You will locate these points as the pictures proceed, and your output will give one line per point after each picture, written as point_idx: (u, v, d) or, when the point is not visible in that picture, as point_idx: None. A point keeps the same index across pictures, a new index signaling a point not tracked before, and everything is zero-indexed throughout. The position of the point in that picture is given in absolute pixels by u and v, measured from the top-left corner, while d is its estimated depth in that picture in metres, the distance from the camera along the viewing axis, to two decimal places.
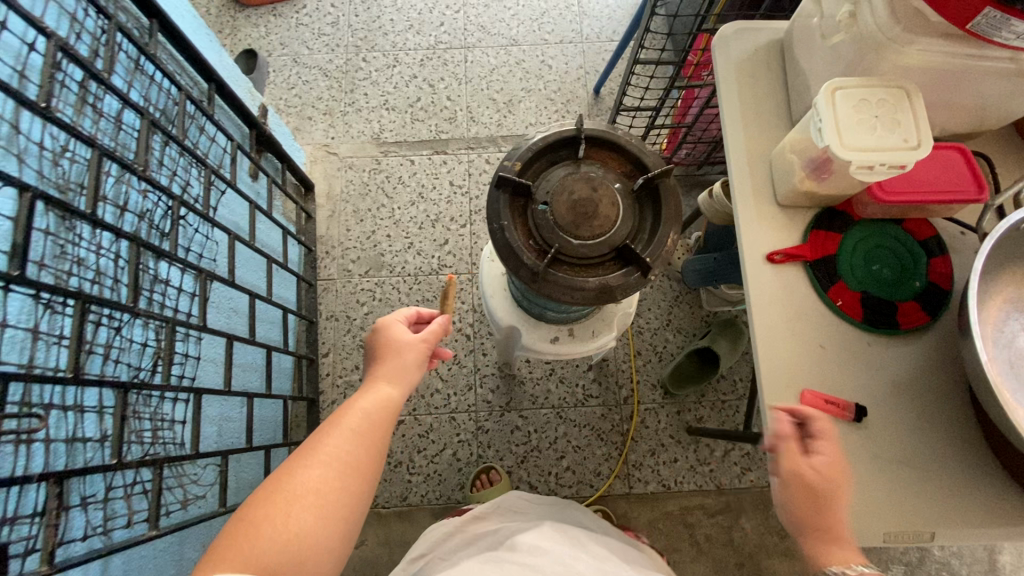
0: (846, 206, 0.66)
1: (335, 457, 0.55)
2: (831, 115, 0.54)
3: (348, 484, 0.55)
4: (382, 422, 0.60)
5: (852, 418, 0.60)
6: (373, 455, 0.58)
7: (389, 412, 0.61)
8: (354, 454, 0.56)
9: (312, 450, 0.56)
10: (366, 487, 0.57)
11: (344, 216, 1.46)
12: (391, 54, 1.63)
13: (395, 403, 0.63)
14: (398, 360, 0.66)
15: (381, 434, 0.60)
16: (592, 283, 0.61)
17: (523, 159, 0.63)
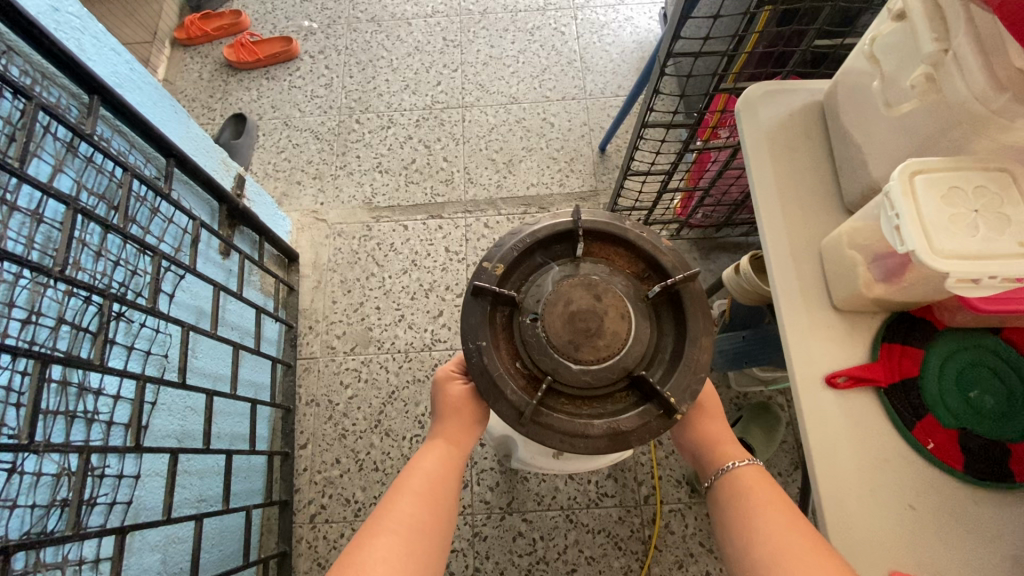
0: (924, 312, 0.51)
1: (407, 522, 0.53)
2: (913, 208, 0.41)
3: (421, 548, 0.52)
4: (446, 483, 0.58)
5: None
6: (441, 516, 0.55)
7: (450, 473, 0.59)
8: (423, 516, 0.54)
9: (378, 519, 0.53)
10: (438, 550, 0.53)
11: (330, 287, 1.35)
12: (386, 115, 1.55)
13: (453, 464, 0.60)
14: (457, 419, 0.63)
15: (447, 494, 0.57)
16: (600, 425, 0.46)
17: (507, 260, 0.50)
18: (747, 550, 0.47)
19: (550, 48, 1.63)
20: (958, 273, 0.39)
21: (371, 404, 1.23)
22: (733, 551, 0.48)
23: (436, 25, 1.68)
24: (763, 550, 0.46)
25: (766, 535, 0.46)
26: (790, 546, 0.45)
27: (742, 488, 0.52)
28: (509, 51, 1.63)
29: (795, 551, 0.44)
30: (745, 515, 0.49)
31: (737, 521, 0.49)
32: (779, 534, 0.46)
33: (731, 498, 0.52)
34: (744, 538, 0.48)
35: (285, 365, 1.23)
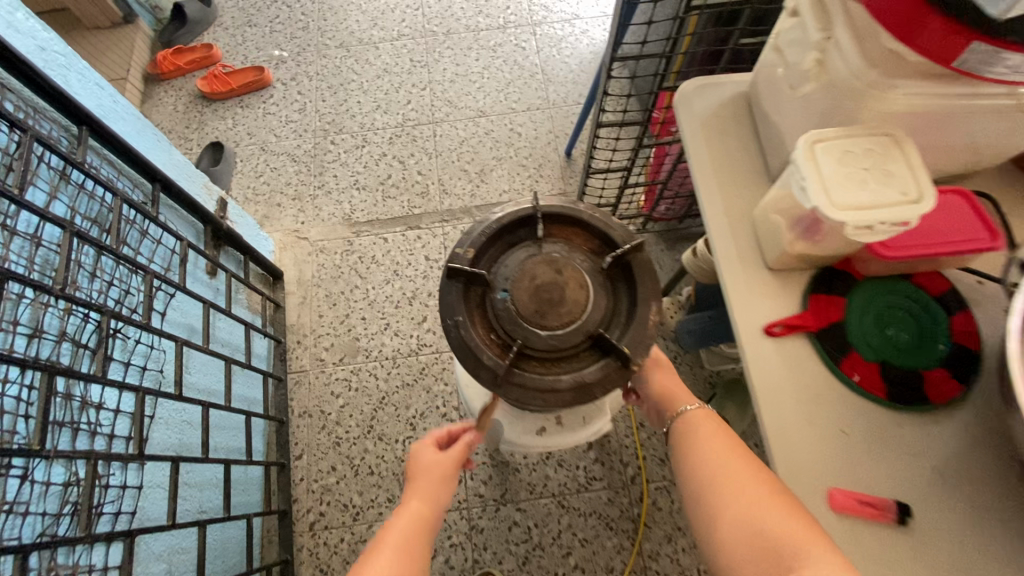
0: (846, 265, 0.58)
1: (387, 572, 0.55)
2: (814, 171, 0.48)
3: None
4: (425, 529, 0.61)
5: (895, 519, 0.49)
6: (421, 559, 0.58)
7: (423, 533, 0.60)
8: (403, 564, 0.56)
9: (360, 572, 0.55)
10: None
11: (315, 302, 1.39)
12: (360, 135, 1.62)
13: (428, 524, 0.62)
14: (430, 480, 0.65)
15: (417, 554, 0.59)
16: (566, 381, 0.52)
17: (476, 245, 0.56)
18: (710, 486, 0.52)
19: (513, 64, 1.72)
20: (854, 222, 0.46)
21: (362, 411, 1.27)
22: (696, 488, 0.54)
23: (402, 48, 1.77)
24: (725, 487, 0.51)
25: (733, 475, 0.52)
26: (758, 486, 0.50)
27: (704, 437, 0.57)
28: (473, 68, 1.72)
29: (760, 492, 0.49)
30: (712, 459, 0.54)
31: (699, 463, 0.55)
32: (747, 477, 0.51)
33: (694, 442, 0.57)
34: (709, 475, 0.53)
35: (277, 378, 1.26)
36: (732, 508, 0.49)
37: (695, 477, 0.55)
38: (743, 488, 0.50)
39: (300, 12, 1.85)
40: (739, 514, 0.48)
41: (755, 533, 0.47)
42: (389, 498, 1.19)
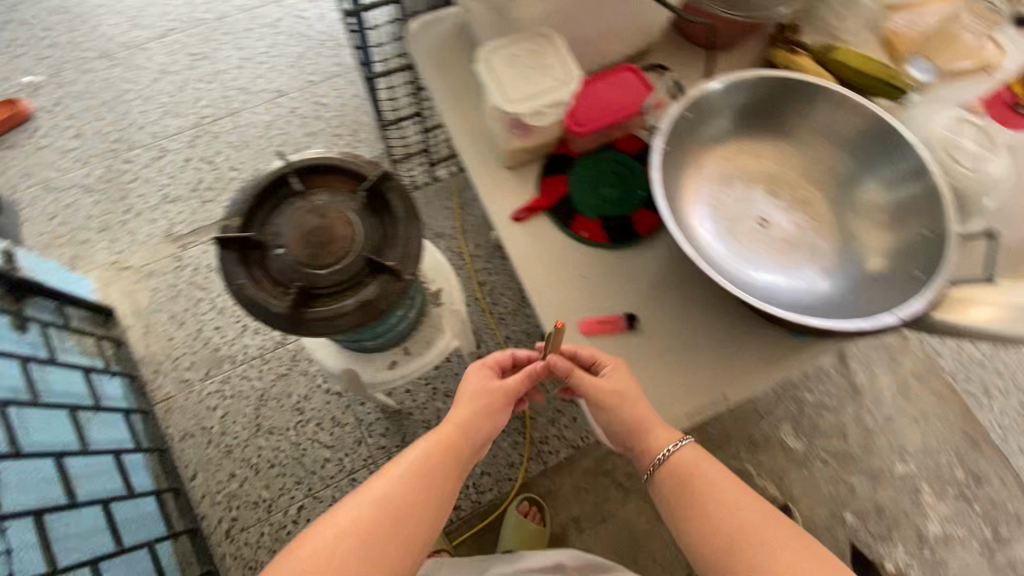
0: (565, 148, 0.72)
1: (393, 486, 0.60)
2: (490, 78, 0.59)
3: (378, 539, 0.57)
4: (435, 478, 0.62)
5: (625, 323, 0.65)
6: (416, 510, 0.59)
7: (448, 456, 0.64)
8: (412, 484, 0.61)
9: (346, 504, 0.59)
10: (404, 544, 0.58)
11: (161, 327, 1.34)
12: (155, 146, 1.53)
13: (455, 450, 0.65)
14: (471, 404, 0.68)
15: (433, 479, 0.62)
16: (351, 304, 0.59)
17: (243, 213, 0.62)
18: (721, 542, 0.54)
19: (298, 35, 1.68)
20: (522, 110, 0.58)
21: (245, 414, 1.29)
22: (703, 542, 0.55)
23: (174, 44, 1.65)
24: (738, 537, 0.53)
25: (738, 516, 0.54)
26: (757, 520, 0.54)
27: (697, 477, 0.57)
28: (258, 49, 1.65)
29: (765, 527, 0.53)
30: (711, 506, 0.55)
31: (700, 515, 0.56)
32: (745, 510, 0.55)
33: (688, 489, 0.57)
34: (713, 527, 0.54)
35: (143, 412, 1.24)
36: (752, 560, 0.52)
37: (698, 529, 0.55)
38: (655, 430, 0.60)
39: (40, 28, 1.64)
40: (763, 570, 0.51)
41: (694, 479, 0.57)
42: (296, 481, 1.24)
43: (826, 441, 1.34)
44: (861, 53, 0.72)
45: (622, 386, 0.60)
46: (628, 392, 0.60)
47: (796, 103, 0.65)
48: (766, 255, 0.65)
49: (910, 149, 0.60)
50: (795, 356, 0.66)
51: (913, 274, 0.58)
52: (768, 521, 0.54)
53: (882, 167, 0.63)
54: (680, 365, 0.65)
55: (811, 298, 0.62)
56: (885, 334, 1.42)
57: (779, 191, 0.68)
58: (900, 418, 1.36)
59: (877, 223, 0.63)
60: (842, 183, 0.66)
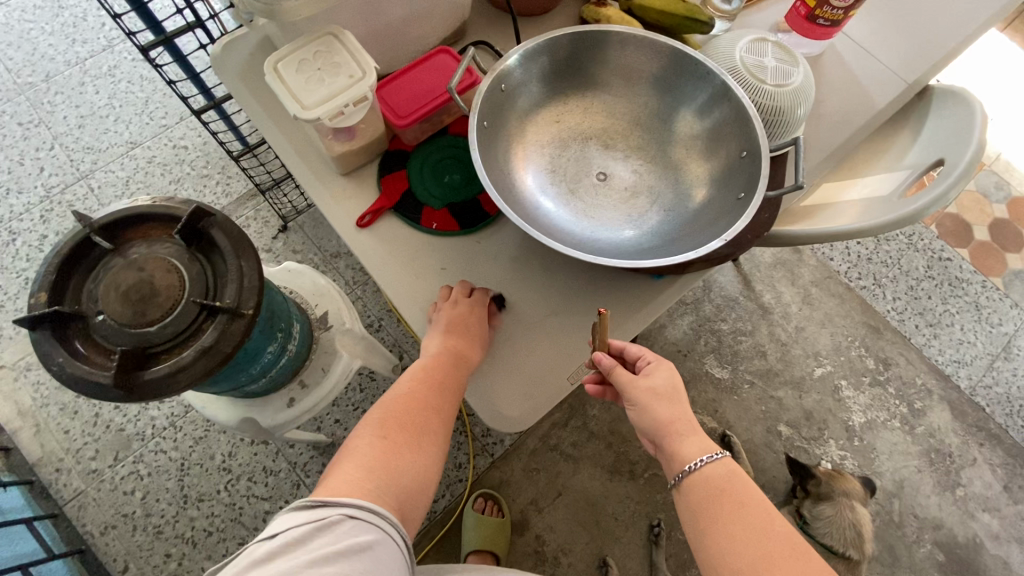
0: (398, 143, 0.70)
1: (375, 436, 0.57)
2: (282, 88, 0.56)
3: (411, 437, 0.58)
4: (449, 377, 0.64)
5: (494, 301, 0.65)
6: (438, 407, 0.61)
7: (428, 389, 0.61)
8: (398, 426, 0.58)
9: (360, 434, 0.58)
10: (431, 440, 0.59)
11: (52, 421, 1.24)
12: (3, 229, 1.39)
13: (435, 379, 0.62)
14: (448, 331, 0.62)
15: (421, 416, 0.60)
16: (190, 354, 0.55)
17: (47, 286, 0.56)
18: (741, 566, 0.50)
19: (139, 79, 1.57)
20: (323, 115, 0.56)
21: (168, 488, 1.21)
22: (720, 562, 0.51)
23: (0, 115, 1.50)
24: (761, 562, 0.49)
25: (765, 542, 0.50)
26: (785, 549, 0.50)
27: (725, 493, 0.54)
28: (98, 102, 1.53)
29: (793, 558, 0.49)
30: (736, 526, 0.52)
31: (723, 533, 0.52)
32: (774, 536, 0.51)
33: (714, 507, 0.53)
34: (735, 547, 0.51)
35: (53, 516, 1.15)
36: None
37: (715, 546, 0.52)
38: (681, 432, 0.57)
39: None
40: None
41: (712, 484, 0.54)
42: (240, 543, 1.18)
43: (749, 363, 1.40)
44: None
45: (657, 384, 0.59)
46: (676, 392, 0.60)
47: (601, 53, 0.65)
48: (610, 209, 0.65)
49: (712, 76, 0.62)
50: (658, 297, 0.68)
51: (739, 196, 0.59)
52: (800, 553, 0.50)
53: (694, 97, 0.65)
54: (552, 334, 0.66)
55: (657, 240, 0.63)
56: (782, 251, 1.50)
57: (611, 142, 0.69)
58: (810, 325, 1.44)
59: (701, 152, 0.65)
60: (664, 122, 0.68)
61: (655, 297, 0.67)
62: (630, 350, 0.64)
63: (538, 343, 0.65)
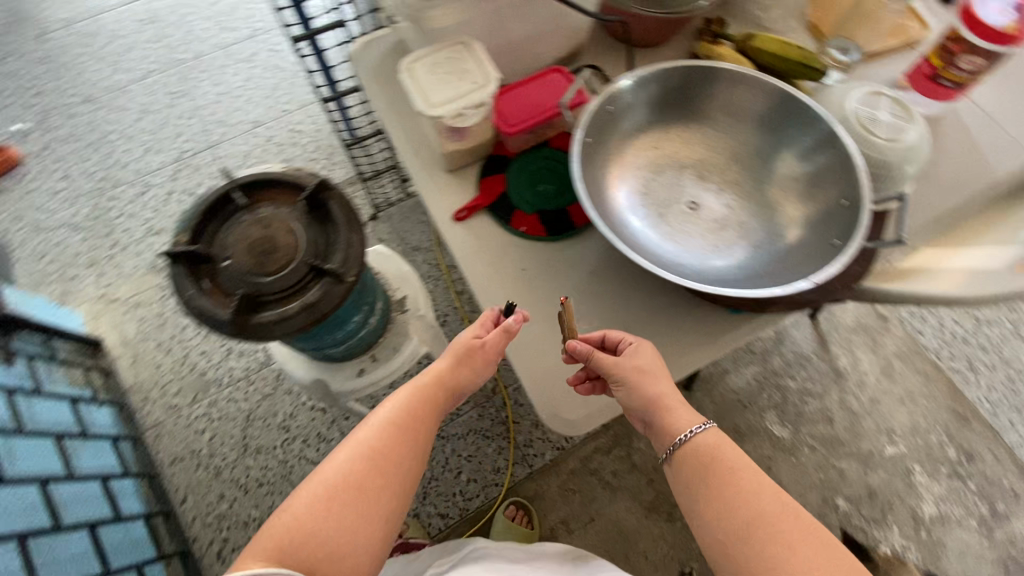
0: (501, 150, 0.75)
1: (345, 463, 0.59)
2: (414, 87, 0.62)
3: (350, 509, 0.57)
4: (406, 435, 0.63)
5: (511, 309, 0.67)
6: (390, 471, 0.60)
7: (407, 427, 0.63)
8: (369, 459, 0.60)
9: (331, 459, 0.60)
10: (379, 509, 0.58)
11: (148, 355, 1.38)
12: (139, 182, 1.58)
13: (416, 420, 0.64)
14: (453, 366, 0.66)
15: (393, 454, 0.61)
16: (295, 307, 0.62)
17: (190, 229, 0.65)
18: (735, 529, 0.53)
19: (273, 68, 1.75)
20: (445, 114, 0.61)
21: (233, 435, 1.31)
22: (715, 524, 0.54)
23: (154, 84, 1.72)
24: (755, 522, 0.52)
25: (759, 505, 0.53)
26: (778, 512, 0.53)
27: (717, 463, 0.57)
28: (235, 83, 1.72)
29: (787, 521, 0.52)
30: (730, 491, 0.55)
31: (717, 500, 0.55)
32: (765, 499, 0.54)
33: (708, 475, 0.57)
34: (730, 511, 0.54)
35: (132, 439, 1.26)
36: (763, 549, 0.51)
37: (711, 512, 0.55)
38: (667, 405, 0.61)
39: (27, 78, 1.73)
40: (773, 558, 0.50)
41: (704, 454, 0.58)
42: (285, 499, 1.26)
43: (811, 426, 1.34)
44: (780, 39, 0.76)
45: (644, 363, 0.61)
46: (655, 368, 0.62)
47: (710, 88, 0.68)
48: (697, 237, 0.67)
49: (821, 122, 0.63)
50: (733, 331, 0.67)
51: (833, 242, 0.60)
52: (789, 511, 0.53)
53: (798, 141, 0.66)
54: None
55: (739, 273, 0.63)
56: (864, 316, 1.43)
57: (706, 174, 0.70)
58: (885, 398, 1.35)
59: (798, 195, 0.65)
60: (764, 161, 0.69)
61: (730, 330, 0.67)
62: (611, 333, 0.65)
63: (543, 332, 0.68)
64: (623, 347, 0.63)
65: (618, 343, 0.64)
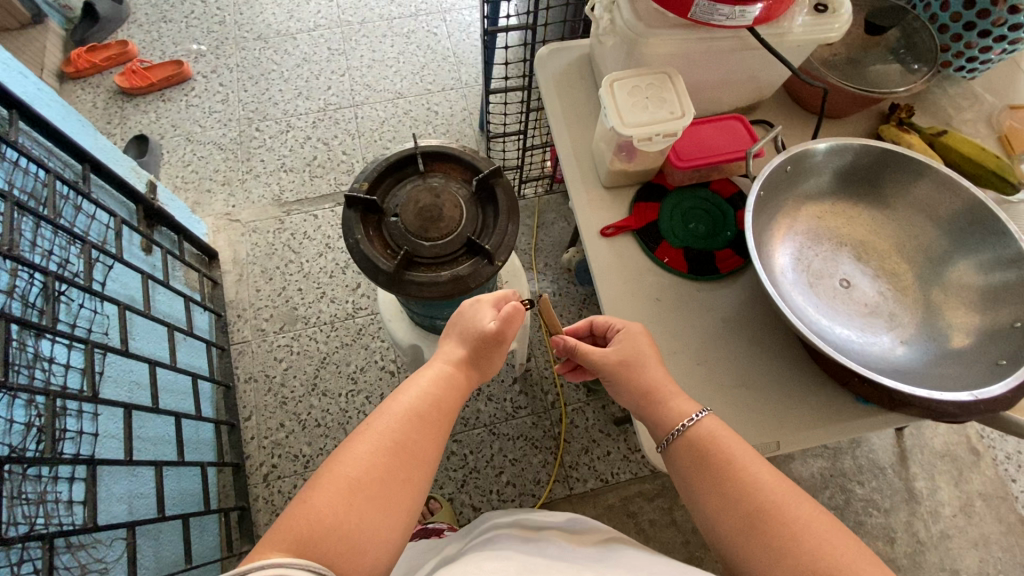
0: (661, 179, 0.77)
1: (371, 451, 0.56)
2: (613, 102, 0.66)
3: (374, 504, 0.54)
4: (429, 427, 0.61)
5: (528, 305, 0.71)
6: (413, 465, 0.58)
7: (432, 414, 0.62)
8: (394, 446, 0.57)
9: (350, 446, 0.57)
10: (402, 504, 0.56)
11: (252, 277, 1.48)
12: (283, 121, 1.71)
13: (437, 405, 0.63)
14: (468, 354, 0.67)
15: (418, 441, 0.59)
16: (445, 276, 0.66)
17: (369, 179, 0.70)
18: (736, 521, 0.52)
19: (426, 48, 1.85)
20: (637, 134, 0.64)
21: (305, 371, 1.38)
22: (718, 516, 0.53)
23: (320, 38, 1.86)
24: (754, 516, 0.51)
25: (760, 494, 0.52)
26: (779, 498, 0.52)
27: (713, 451, 0.56)
28: (389, 54, 1.83)
29: (789, 506, 0.51)
30: (729, 481, 0.54)
31: (717, 494, 0.54)
32: (765, 487, 0.52)
33: (707, 464, 0.56)
34: (731, 503, 0.53)
35: (220, 348, 1.36)
36: (768, 543, 0.50)
37: (712, 504, 0.54)
38: (667, 397, 0.61)
39: (215, 6, 1.91)
40: (780, 548, 0.49)
41: (706, 447, 0.56)
42: (336, 445, 1.31)
43: (871, 541, 1.25)
44: (974, 142, 0.75)
45: (619, 351, 0.63)
46: (641, 359, 0.63)
47: (896, 174, 0.68)
48: (844, 314, 0.66)
49: (1011, 238, 0.60)
50: (855, 420, 0.66)
51: (996, 362, 0.57)
52: (791, 499, 0.52)
53: (978, 250, 0.63)
54: (737, 404, 0.66)
55: (883, 363, 0.62)
56: (956, 444, 1.33)
57: (866, 256, 0.69)
58: (958, 537, 1.25)
59: (966, 303, 0.63)
60: (933, 261, 0.67)
61: (854, 418, 0.66)
62: (597, 322, 0.68)
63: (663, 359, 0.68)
64: (611, 335, 0.66)
65: (606, 330, 0.67)
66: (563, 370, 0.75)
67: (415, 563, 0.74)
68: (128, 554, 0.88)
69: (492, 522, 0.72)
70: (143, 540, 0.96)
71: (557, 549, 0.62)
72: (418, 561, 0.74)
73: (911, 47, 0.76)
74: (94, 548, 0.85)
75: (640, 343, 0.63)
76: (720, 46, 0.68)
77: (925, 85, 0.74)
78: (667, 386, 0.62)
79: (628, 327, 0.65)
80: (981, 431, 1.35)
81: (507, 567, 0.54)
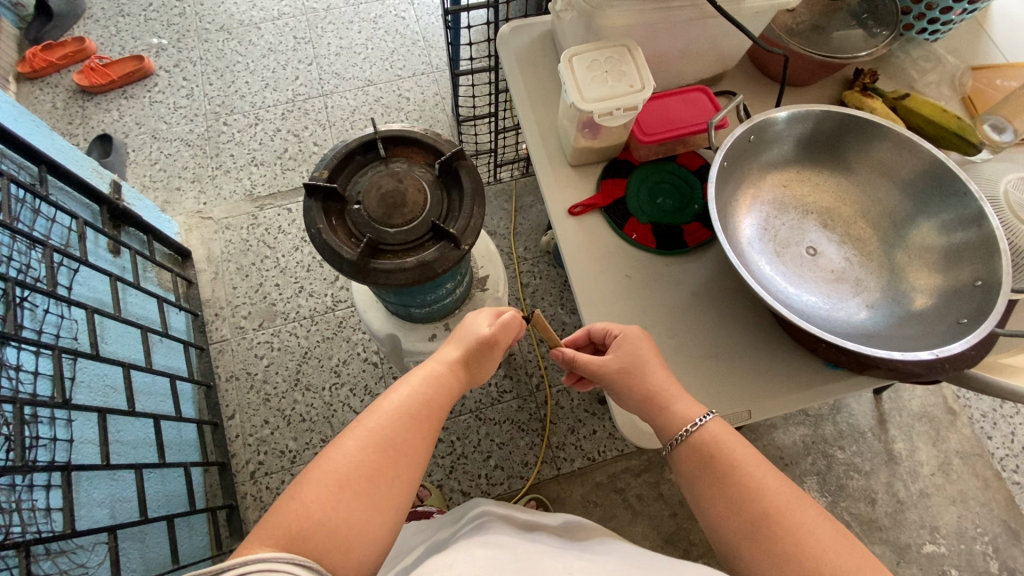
0: (627, 155, 0.76)
1: (360, 448, 0.56)
2: (572, 78, 0.65)
3: (362, 501, 0.54)
4: (420, 427, 0.60)
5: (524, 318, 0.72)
6: (403, 463, 0.57)
7: (424, 413, 0.61)
8: (384, 444, 0.57)
9: (341, 442, 0.57)
10: (392, 502, 0.55)
11: (228, 274, 1.46)
12: (251, 113, 1.67)
13: (429, 405, 0.62)
14: (461, 355, 0.67)
15: (409, 441, 0.59)
16: (411, 262, 0.65)
17: (330, 167, 0.68)
18: (742, 524, 0.53)
19: (394, 33, 1.81)
20: (598, 109, 0.63)
21: (287, 367, 1.37)
22: (722, 516, 0.54)
23: (284, 26, 1.81)
24: (760, 518, 0.52)
25: (765, 495, 0.53)
26: (784, 501, 0.52)
27: (719, 452, 0.57)
28: (356, 41, 1.79)
29: (793, 509, 0.52)
30: (733, 481, 0.55)
31: (723, 495, 0.55)
32: (769, 488, 0.53)
33: (712, 465, 0.56)
34: (736, 504, 0.54)
35: (200, 349, 1.34)
36: (773, 543, 0.51)
37: (716, 504, 0.55)
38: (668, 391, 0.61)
39: None
40: (784, 549, 0.50)
41: (713, 448, 0.57)
42: (322, 438, 1.31)
43: (851, 501, 1.29)
44: (937, 105, 0.75)
45: (619, 355, 0.62)
46: (642, 363, 0.62)
47: (858, 138, 0.68)
48: (810, 281, 0.66)
49: (972, 198, 0.60)
50: (827, 386, 0.67)
51: (958, 321, 0.58)
52: (795, 500, 0.53)
53: (941, 212, 0.64)
54: (709, 377, 0.67)
55: (849, 328, 0.63)
56: (933, 405, 1.36)
57: (832, 224, 0.69)
58: (937, 495, 1.28)
59: (928, 265, 0.63)
60: (897, 225, 0.67)
61: (824, 383, 0.67)
62: (596, 328, 0.66)
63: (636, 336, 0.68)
64: (610, 340, 0.65)
65: (605, 335, 0.65)
66: (571, 380, 0.75)
67: (403, 548, 0.74)
68: (111, 557, 0.88)
69: (485, 508, 0.71)
70: (128, 542, 0.95)
71: (549, 542, 0.62)
72: (407, 545, 0.74)
73: (872, 11, 0.76)
74: (75, 554, 0.84)
75: (641, 346, 0.62)
76: (679, 17, 0.67)
77: (886, 50, 0.74)
78: (665, 382, 0.61)
79: (627, 330, 0.64)
80: (957, 392, 1.37)
81: (502, 555, 0.54)
